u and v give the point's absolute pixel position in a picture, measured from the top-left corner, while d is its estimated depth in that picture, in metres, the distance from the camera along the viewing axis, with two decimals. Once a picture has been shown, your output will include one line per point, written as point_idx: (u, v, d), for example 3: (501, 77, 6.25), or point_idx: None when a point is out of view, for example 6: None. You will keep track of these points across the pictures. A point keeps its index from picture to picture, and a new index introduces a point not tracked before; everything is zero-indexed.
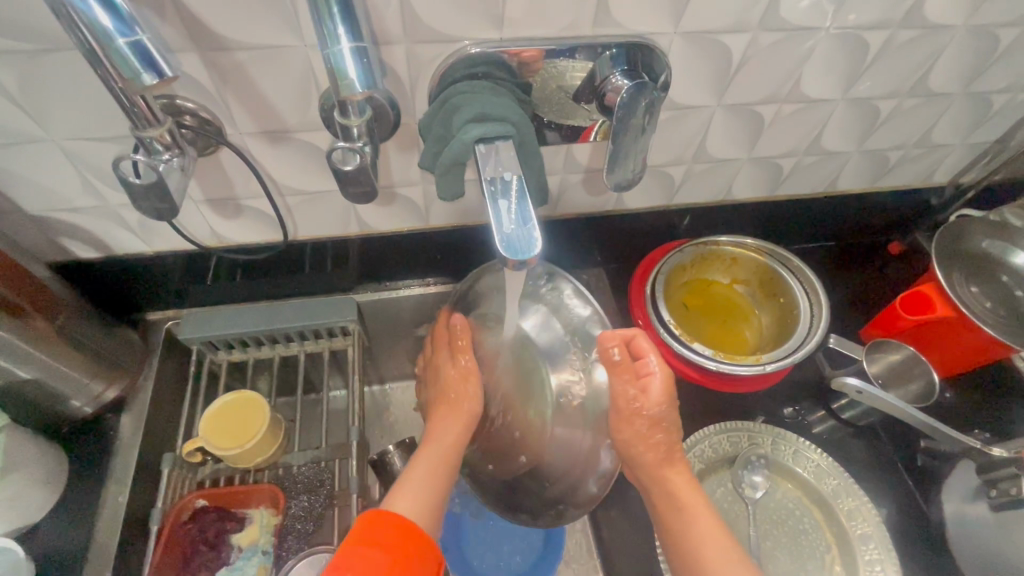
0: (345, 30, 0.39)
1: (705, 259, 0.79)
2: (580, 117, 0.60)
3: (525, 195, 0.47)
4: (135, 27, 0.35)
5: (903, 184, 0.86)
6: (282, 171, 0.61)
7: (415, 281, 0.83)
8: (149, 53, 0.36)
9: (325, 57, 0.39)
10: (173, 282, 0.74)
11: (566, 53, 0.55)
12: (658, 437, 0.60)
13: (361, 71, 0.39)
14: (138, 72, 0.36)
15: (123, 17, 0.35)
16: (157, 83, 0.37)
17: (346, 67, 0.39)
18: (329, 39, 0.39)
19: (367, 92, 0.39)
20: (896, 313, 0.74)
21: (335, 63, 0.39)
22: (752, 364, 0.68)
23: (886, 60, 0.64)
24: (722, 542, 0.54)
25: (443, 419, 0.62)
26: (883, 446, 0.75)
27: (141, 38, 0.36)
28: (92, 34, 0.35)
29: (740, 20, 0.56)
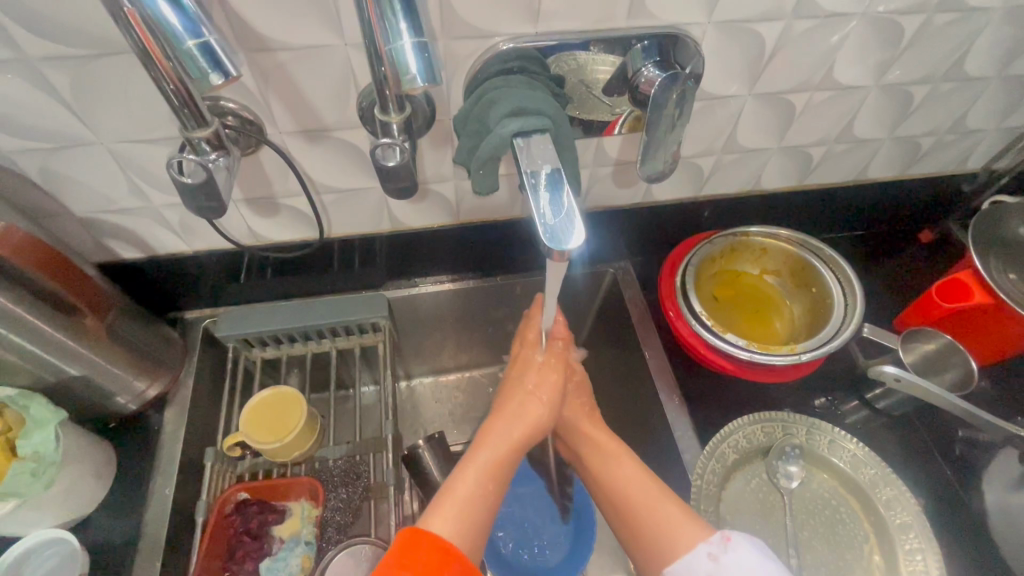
0: (407, 26, 0.40)
1: (735, 250, 0.79)
2: (604, 111, 0.61)
3: (566, 185, 0.47)
4: (202, 29, 0.37)
5: (935, 171, 0.85)
6: (318, 169, 0.62)
7: (443, 277, 0.84)
8: (216, 54, 0.37)
9: (385, 51, 0.40)
10: (211, 281, 0.76)
11: (583, 47, 0.55)
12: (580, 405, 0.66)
13: (422, 65, 0.40)
14: (205, 72, 0.38)
15: (190, 16, 0.37)
16: (223, 83, 0.38)
17: (407, 61, 0.40)
18: (390, 33, 0.40)
19: (427, 85, 0.40)
20: (932, 301, 0.73)
21: (396, 58, 0.40)
22: (787, 354, 0.68)
23: (921, 45, 0.63)
24: (673, 510, 0.55)
25: (511, 414, 0.58)
26: (920, 435, 0.74)
27: (208, 39, 0.37)
28: (159, 34, 0.37)
29: (774, 8, 0.56)
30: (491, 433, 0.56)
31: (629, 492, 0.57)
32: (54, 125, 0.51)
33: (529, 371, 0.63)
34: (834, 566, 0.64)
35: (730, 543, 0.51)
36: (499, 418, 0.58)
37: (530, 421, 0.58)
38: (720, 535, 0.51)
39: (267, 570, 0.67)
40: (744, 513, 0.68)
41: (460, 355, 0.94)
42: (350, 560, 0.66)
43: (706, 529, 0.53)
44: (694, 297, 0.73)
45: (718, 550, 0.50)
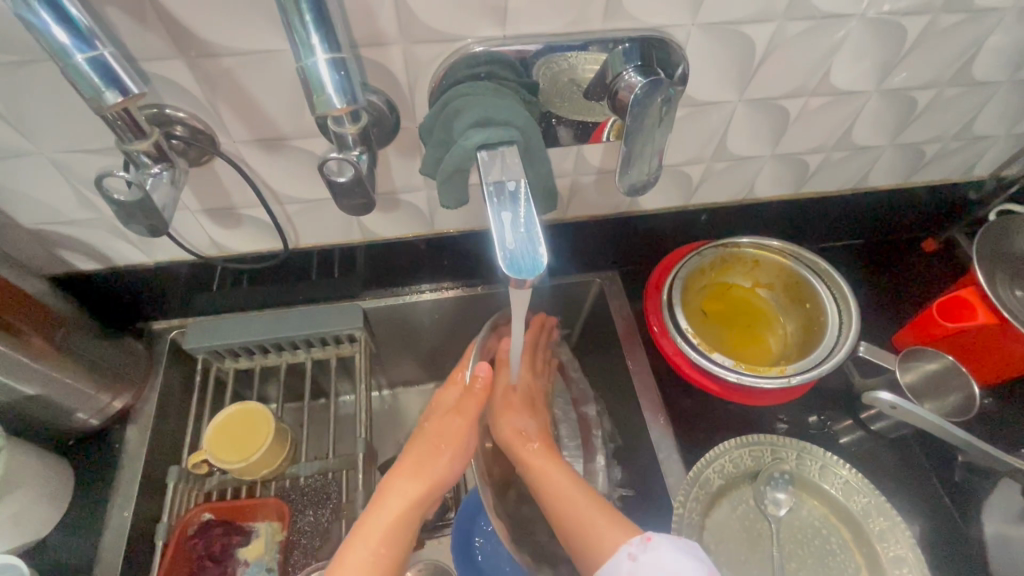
0: (319, 40, 0.37)
1: (725, 262, 0.75)
2: (597, 112, 0.56)
3: (531, 208, 0.44)
4: (94, 41, 0.33)
5: (940, 178, 0.80)
6: (278, 179, 0.58)
7: (421, 287, 0.81)
8: (112, 70, 0.34)
9: (299, 69, 0.37)
10: (176, 291, 0.73)
11: (578, 47, 0.51)
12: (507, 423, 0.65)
13: (337, 84, 0.37)
14: (100, 90, 0.34)
15: (81, 31, 0.33)
16: (122, 100, 0.35)
17: (321, 80, 0.36)
18: (303, 47, 0.37)
19: (346, 106, 0.37)
20: (933, 319, 0.69)
21: (308, 75, 0.37)
22: (777, 376, 0.64)
23: (925, 48, 0.59)
24: (577, 490, 0.56)
25: (413, 469, 0.58)
26: (918, 459, 0.71)
27: (102, 53, 0.33)
28: (46, 48, 0.33)
29: (764, 9, 0.51)
30: (394, 489, 0.56)
31: (565, 496, 0.55)
32: None
33: (436, 416, 0.64)
34: None
35: (650, 543, 0.48)
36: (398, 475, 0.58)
37: (431, 480, 0.57)
38: (641, 537, 0.49)
39: None
40: (729, 543, 0.64)
41: (442, 365, 0.90)
42: None
43: (631, 532, 0.50)
44: (681, 313, 0.69)
45: (637, 550, 0.48)
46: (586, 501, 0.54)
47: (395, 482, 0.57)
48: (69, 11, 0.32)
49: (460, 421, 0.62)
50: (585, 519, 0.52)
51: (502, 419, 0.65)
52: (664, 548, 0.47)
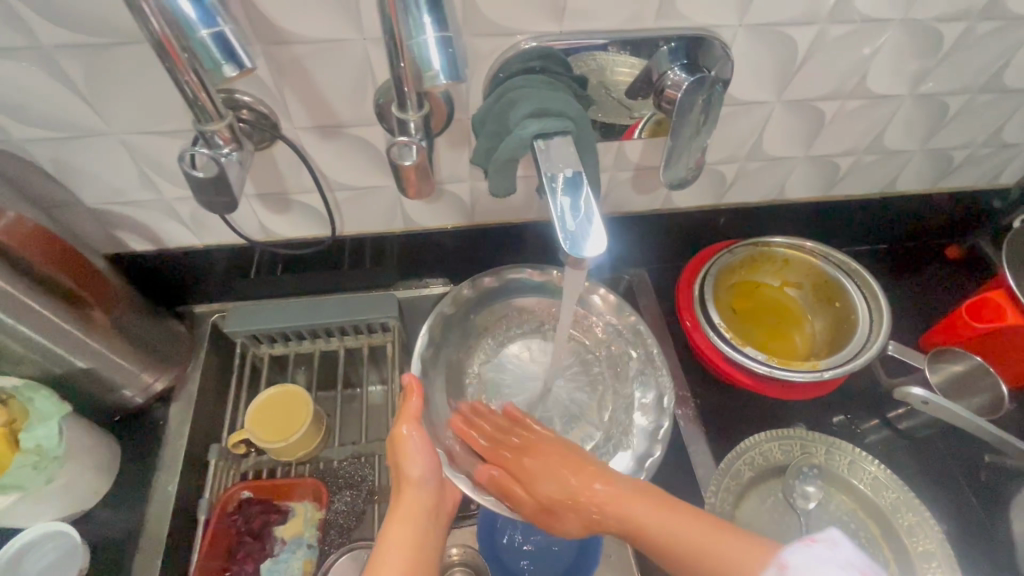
0: (430, 20, 0.40)
1: (756, 261, 0.77)
2: (624, 117, 0.59)
3: (586, 190, 0.46)
4: (215, 18, 0.38)
5: (966, 185, 0.82)
6: (332, 166, 0.61)
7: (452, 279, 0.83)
8: (231, 45, 0.38)
9: (408, 46, 0.40)
10: (219, 275, 0.75)
11: (599, 47, 0.53)
12: (551, 499, 0.55)
13: (444, 61, 0.40)
14: (219, 63, 0.39)
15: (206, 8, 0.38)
16: (236, 74, 0.40)
17: (430, 57, 0.40)
18: (414, 28, 0.40)
19: (449, 82, 0.40)
20: (961, 320, 0.70)
21: (418, 52, 0.40)
22: (809, 370, 0.66)
23: (961, 54, 0.60)
24: (663, 510, 0.51)
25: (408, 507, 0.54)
26: (944, 458, 0.72)
27: (222, 28, 0.38)
28: (172, 23, 0.38)
29: (808, 12, 0.53)
30: (400, 519, 0.53)
31: (660, 526, 0.50)
32: (66, 114, 0.51)
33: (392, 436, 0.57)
34: None
35: (788, 572, 0.45)
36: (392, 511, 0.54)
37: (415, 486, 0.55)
38: (777, 565, 0.46)
39: (267, 572, 0.67)
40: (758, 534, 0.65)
41: None
42: (351, 564, 0.66)
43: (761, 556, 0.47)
44: (713, 308, 0.71)
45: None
46: (695, 528, 0.50)
47: (400, 508, 0.54)
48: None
49: (417, 435, 0.56)
50: (691, 545, 0.49)
51: (545, 498, 0.56)
52: (807, 569, 0.44)
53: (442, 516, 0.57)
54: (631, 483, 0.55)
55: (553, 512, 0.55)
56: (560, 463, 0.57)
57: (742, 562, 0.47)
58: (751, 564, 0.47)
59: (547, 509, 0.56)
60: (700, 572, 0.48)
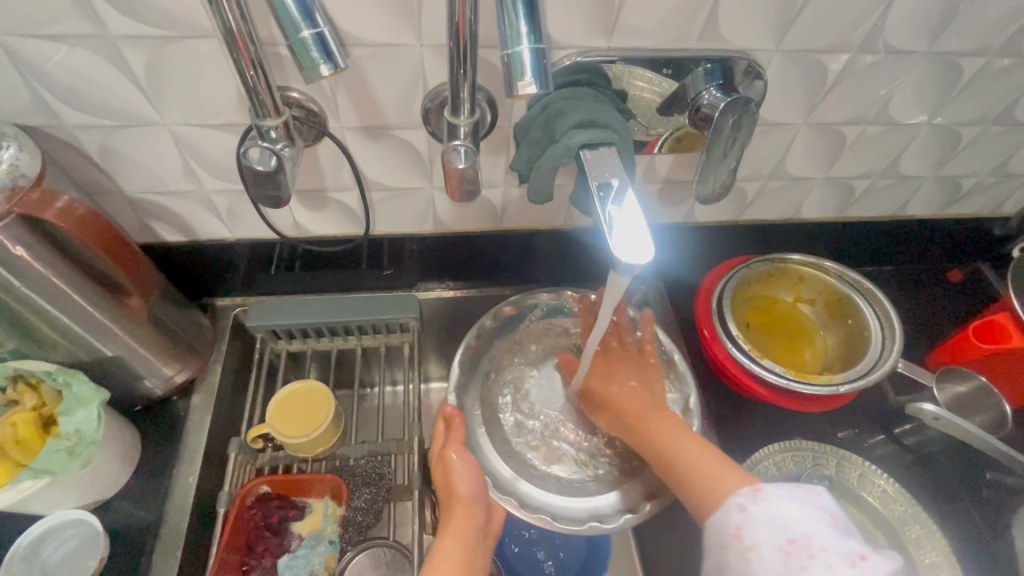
0: (528, 31, 0.41)
1: (772, 277, 0.79)
2: (640, 133, 0.62)
3: (629, 192, 0.48)
4: (317, 17, 0.38)
5: (970, 213, 0.85)
6: (373, 166, 0.62)
7: (446, 286, 0.83)
8: (327, 45, 0.38)
9: (504, 54, 0.41)
10: (243, 270, 0.75)
11: (625, 62, 0.55)
12: (615, 405, 0.62)
13: (538, 71, 0.41)
14: (315, 63, 0.38)
15: (306, 7, 0.37)
16: (331, 74, 0.39)
17: (524, 65, 0.41)
18: (511, 38, 0.41)
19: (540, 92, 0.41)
20: (968, 341, 0.73)
21: (512, 62, 0.41)
22: (825, 384, 0.68)
23: (977, 88, 0.64)
24: (683, 446, 0.54)
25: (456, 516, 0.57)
26: (949, 475, 0.74)
27: (321, 30, 0.38)
28: (279, 19, 0.38)
29: (840, 40, 0.56)
30: (450, 533, 0.56)
31: (674, 453, 0.55)
32: (122, 102, 0.52)
33: (437, 462, 0.61)
34: None
35: (761, 494, 0.46)
36: (444, 530, 0.57)
37: (462, 504, 0.58)
38: (752, 487, 0.47)
39: (286, 567, 0.67)
40: None
41: None
42: (370, 561, 0.69)
43: (742, 480, 0.49)
44: (731, 321, 0.73)
45: (747, 501, 0.46)
46: (696, 454, 0.53)
47: (454, 516, 0.57)
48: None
49: (464, 455, 0.60)
50: (697, 470, 0.52)
51: (598, 396, 0.64)
52: (780, 499, 0.45)
53: (488, 532, 0.60)
54: (671, 411, 0.59)
55: (613, 413, 0.62)
56: (627, 377, 0.63)
57: (722, 485, 0.49)
58: (730, 488, 0.48)
59: (605, 406, 0.63)
60: (694, 494, 0.51)
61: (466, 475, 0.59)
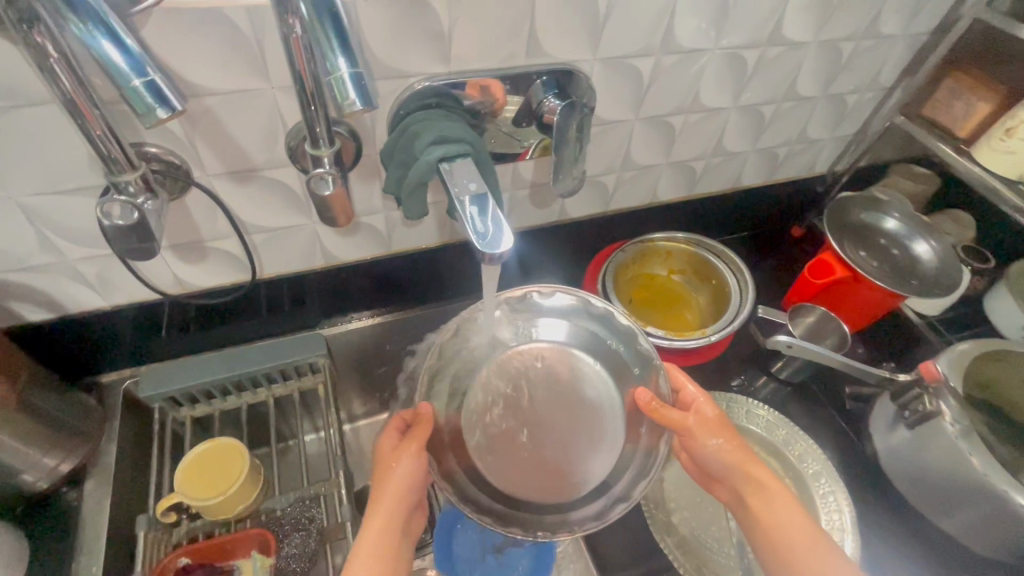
0: (343, 58, 0.44)
1: (644, 256, 0.88)
2: (507, 144, 0.69)
3: (488, 200, 0.53)
4: (146, 68, 0.40)
5: (793, 176, 1.01)
6: (248, 210, 0.63)
7: (364, 313, 0.85)
8: (161, 91, 0.40)
9: (328, 81, 0.44)
10: (128, 339, 0.72)
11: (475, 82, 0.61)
12: (723, 468, 0.62)
13: (360, 92, 0.44)
14: (151, 108, 0.40)
15: (137, 59, 0.40)
16: (169, 116, 0.41)
17: (346, 89, 0.44)
18: (330, 66, 0.45)
19: (367, 109, 0.45)
20: (807, 281, 0.85)
21: (337, 86, 0.44)
22: (700, 337, 0.77)
23: (763, 72, 0.77)
24: (799, 523, 0.56)
25: (385, 491, 0.57)
26: (817, 397, 0.86)
27: (154, 78, 0.40)
28: (108, 74, 0.40)
29: (645, 45, 0.66)
30: (382, 505, 0.56)
31: (786, 523, 0.57)
32: None
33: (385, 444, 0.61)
34: None
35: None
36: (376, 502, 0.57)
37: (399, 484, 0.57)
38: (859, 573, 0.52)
39: None
40: None
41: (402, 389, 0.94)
42: None
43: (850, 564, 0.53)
44: (616, 298, 0.81)
45: None
46: (805, 533, 0.56)
47: (381, 501, 0.57)
48: (124, 40, 0.40)
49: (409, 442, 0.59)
50: (807, 549, 0.55)
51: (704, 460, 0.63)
52: None
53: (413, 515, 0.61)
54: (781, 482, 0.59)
55: (728, 486, 0.62)
56: (728, 440, 0.62)
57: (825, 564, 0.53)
58: (828, 565, 0.53)
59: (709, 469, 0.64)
60: (798, 563, 0.54)
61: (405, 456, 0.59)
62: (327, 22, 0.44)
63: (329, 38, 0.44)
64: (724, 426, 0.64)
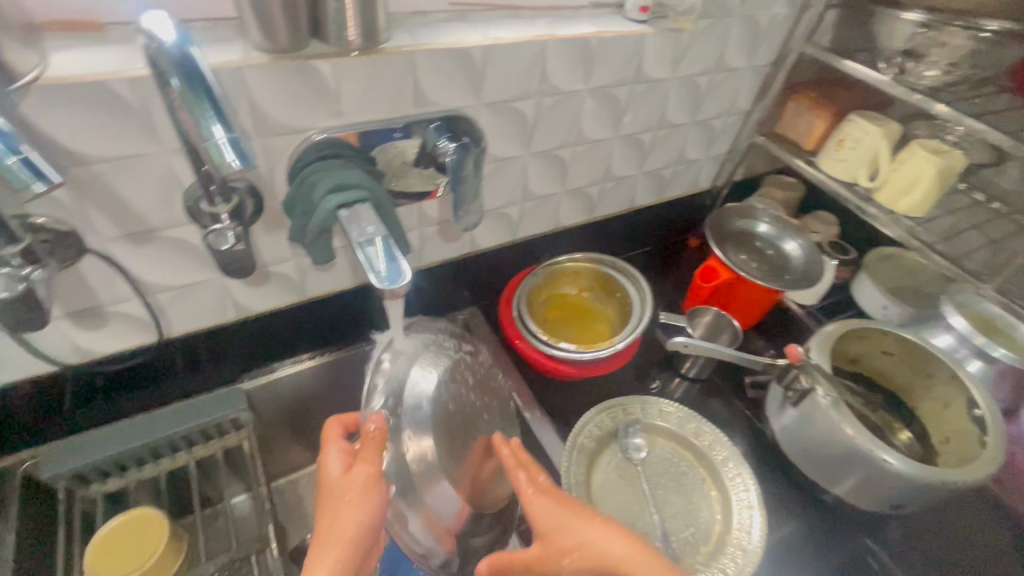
0: (219, 125, 0.43)
1: (554, 277, 0.94)
2: (408, 187, 0.73)
3: (386, 241, 0.57)
4: (20, 145, 0.41)
5: (681, 193, 1.13)
6: (149, 270, 0.63)
7: (301, 355, 0.86)
8: (39, 166, 0.42)
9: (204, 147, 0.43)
10: (24, 417, 0.68)
11: (371, 131, 0.65)
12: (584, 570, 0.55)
13: (240, 157, 0.43)
14: (29, 183, 0.42)
15: (8, 137, 0.41)
16: (48, 189, 0.43)
17: (224, 154, 0.43)
18: (205, 133, 0.43)
19: (246, 171, 0.44)
20: (697, 286, 0.94)
21: (213, 151, 0.43)
22: (607, 347, 0.84)
23: (635, 106, 0.86)
24: None
25: (335, 532, 0.51)
26: (721, 389, 0.95)
27: (28, 154, 0.41)
28: None
29: (523, 90, 0.73)
30: (330, 549, 0.50)
31: None
32: None
33: (333, 473, 0.54)
34: (684, 512, 0.78)
35: None
36: (320, 545, 0.51)
37: (351, 524, 0.51)
38: None
39: None
40: (606, 489, 0.79)
41: None
42: None
43: None
44: (530, 319, 0.87)
45: None
46: None
47: (330, 546, 0.51)
48: None
49: (364, 471, 0.53)
50: None
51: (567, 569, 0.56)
52: None
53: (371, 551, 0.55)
54: (639, 549, 0.55)
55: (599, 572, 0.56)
56: (568, 536, 0.55)
57: None
58: None
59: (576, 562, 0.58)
60: None
61: (359, 487, 0.52)
62: (200, 91, 0.42)
63: (203, 106, 0.42)
64: (560, 515, 0.57)
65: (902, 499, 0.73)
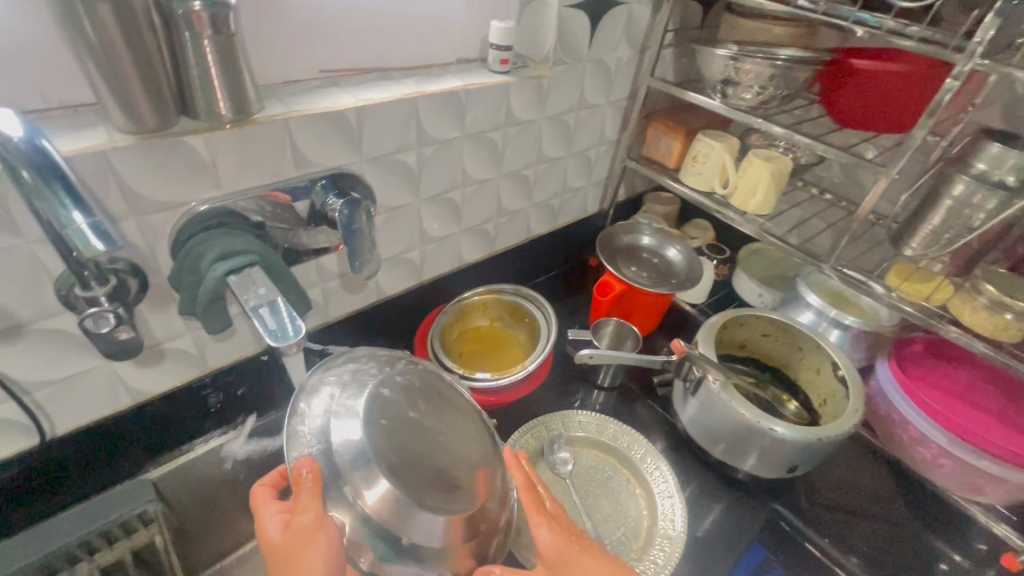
0: (78, 210, 0.44)
1: (464, 312, 0.98)
2: (302, 245, 0.75)
3: (280, 301, 0.58)
4: None
5: (573, 219, 1.22)
6: (23, 368, 0.60)
7: (212, 433, 0.83)
8: None
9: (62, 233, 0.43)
10: None
11: (253, 198, 0.67)
12: None
13: (103, 239, 0.44)
14: None
15: None
16: None
17: (87, 238, 0.43)
18: (63, 220, 0.43)
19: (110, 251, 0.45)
20: (597, 301, 1.02)
21: (75, 237, 0.43)
22: (521, 370, 0.88)
23: (513, 146, 0.94)
24: None
25: None
26: (634, 393, 1.01)
27: None
28: None
29: (402, 143, 0.78)
30: None
31: None
32: None
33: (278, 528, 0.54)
34: (614, 513, 0.82)
35: None
36: None
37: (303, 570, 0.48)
38: None
39: None
40: None
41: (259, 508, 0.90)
42: None
43: None
44: (444, 355, 0.90)
45: None
46: None
47: None
48: None
49: (304, 516, 0.51)
50: None
51: None
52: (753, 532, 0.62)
53: None
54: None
55: None
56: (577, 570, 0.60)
57: None
58: None
59: None
60: None
61: (301, 533, 0.51)
62: (53, 178, 0.43)
63: (57, 192, 0.43)
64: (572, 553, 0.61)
65: (795, 461, 0.81)
